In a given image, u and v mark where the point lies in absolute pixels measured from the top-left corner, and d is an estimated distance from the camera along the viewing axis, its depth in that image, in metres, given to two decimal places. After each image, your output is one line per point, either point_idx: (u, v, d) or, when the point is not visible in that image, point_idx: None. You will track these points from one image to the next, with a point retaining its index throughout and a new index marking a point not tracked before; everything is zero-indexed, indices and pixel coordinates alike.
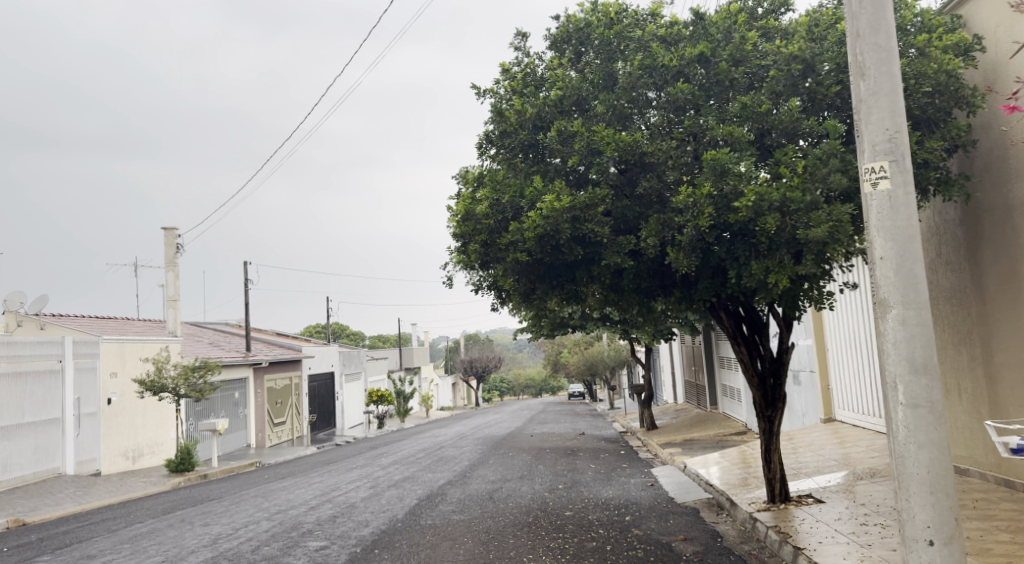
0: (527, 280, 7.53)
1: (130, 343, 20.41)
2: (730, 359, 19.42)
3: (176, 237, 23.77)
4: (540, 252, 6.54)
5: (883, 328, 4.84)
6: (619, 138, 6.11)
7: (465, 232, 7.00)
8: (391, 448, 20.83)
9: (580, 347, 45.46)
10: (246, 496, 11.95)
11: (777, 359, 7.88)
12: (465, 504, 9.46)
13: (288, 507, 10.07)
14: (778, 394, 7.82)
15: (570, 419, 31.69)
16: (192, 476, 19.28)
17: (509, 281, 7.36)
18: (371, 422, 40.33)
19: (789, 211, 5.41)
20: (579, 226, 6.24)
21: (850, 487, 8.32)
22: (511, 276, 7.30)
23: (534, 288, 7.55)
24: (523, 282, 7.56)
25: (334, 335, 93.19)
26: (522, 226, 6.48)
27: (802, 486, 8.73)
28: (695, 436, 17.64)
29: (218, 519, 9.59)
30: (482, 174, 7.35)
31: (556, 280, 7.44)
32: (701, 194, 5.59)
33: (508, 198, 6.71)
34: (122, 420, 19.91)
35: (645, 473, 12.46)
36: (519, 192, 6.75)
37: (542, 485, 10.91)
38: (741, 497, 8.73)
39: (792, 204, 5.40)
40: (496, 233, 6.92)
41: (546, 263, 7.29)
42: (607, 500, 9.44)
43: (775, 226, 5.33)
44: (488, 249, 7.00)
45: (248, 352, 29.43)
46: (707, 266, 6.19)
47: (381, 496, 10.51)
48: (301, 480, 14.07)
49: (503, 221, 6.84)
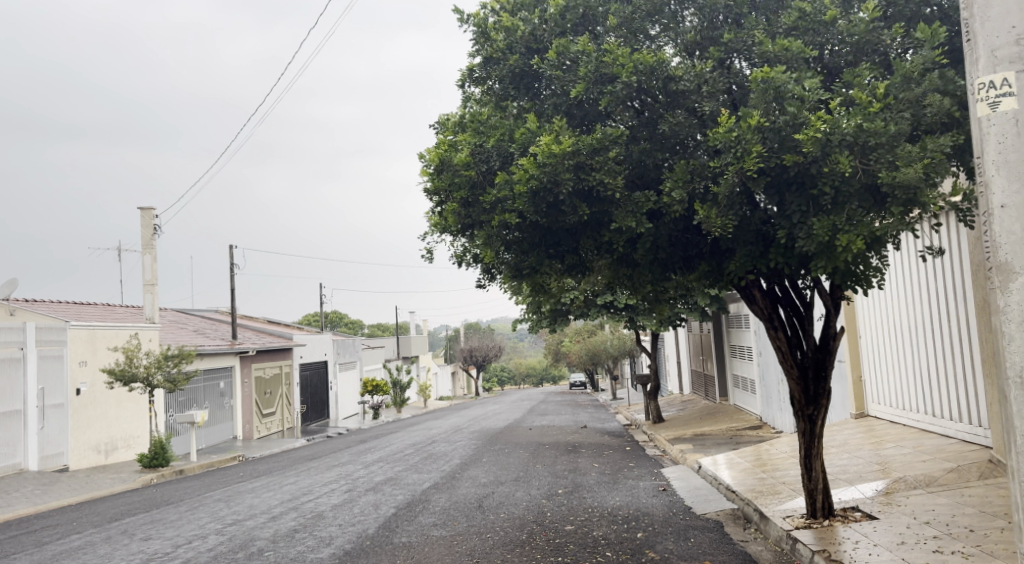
0: (519, 251, 6.23)
1: (101, 330, 19.10)
2: (743, 348, 18.09)
3: (153, 217, 22.41)
4: (534, 215, 5.15)
5: (1000, 307, 3.15)
6: (640, 59, 4.89)
7: (438, 188, 5.66)
8: (380, 443, 19.57)
9: (582, 336, 44.20)
10: (205, 501, 10.61)
11: (821, 348, 6.51)
12: (450, 515, 8.16)
13: (243, 518, 8.73)
14: (821, 389, 6.47)
15: (572, 410, 30.47)
16: (166, 472, 18.03)
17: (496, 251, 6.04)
18: (366, 413, 39.13)
19: (867, 150, 4.22)
20: (582, 176, 4.94)
21: (904, 499, 6.96)
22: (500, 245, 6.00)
23: (527, 261, 6.25)
24: (514, 254, 6.26)
25: (332, 323, 91.97)
26: (511, 179, 5.19)
27: (844, 495, 7.37)
28: (706, 431, 16.33)
29: (160, 532, 8.26)
30: (465, 119, 6.07)
31: (554, 248, 6.17)
32: (749, 127, 4.40)
33: (494, 143, 5.47)
34: (93, 412, 18.64)
35: (655, 474, 11.12)
36: (507, 135, 5.52)
37: (539, 490, 9.59)
38: (772, 509, 7.39)
39: (871, 140, 4.19)
40: (479, 190, 5.61)
41: (543, 227, 6.01)
42: (614, 511, 8.12)
43: (849, 167, 4.16)
44: (470, 209, 5.56)
45: (234, 340, 28.15)
46: (746, 228, 4.95)
47: (353, 503, 9.18)
48: (275, 479, 12.77)
49: (488, 173, 5.55)
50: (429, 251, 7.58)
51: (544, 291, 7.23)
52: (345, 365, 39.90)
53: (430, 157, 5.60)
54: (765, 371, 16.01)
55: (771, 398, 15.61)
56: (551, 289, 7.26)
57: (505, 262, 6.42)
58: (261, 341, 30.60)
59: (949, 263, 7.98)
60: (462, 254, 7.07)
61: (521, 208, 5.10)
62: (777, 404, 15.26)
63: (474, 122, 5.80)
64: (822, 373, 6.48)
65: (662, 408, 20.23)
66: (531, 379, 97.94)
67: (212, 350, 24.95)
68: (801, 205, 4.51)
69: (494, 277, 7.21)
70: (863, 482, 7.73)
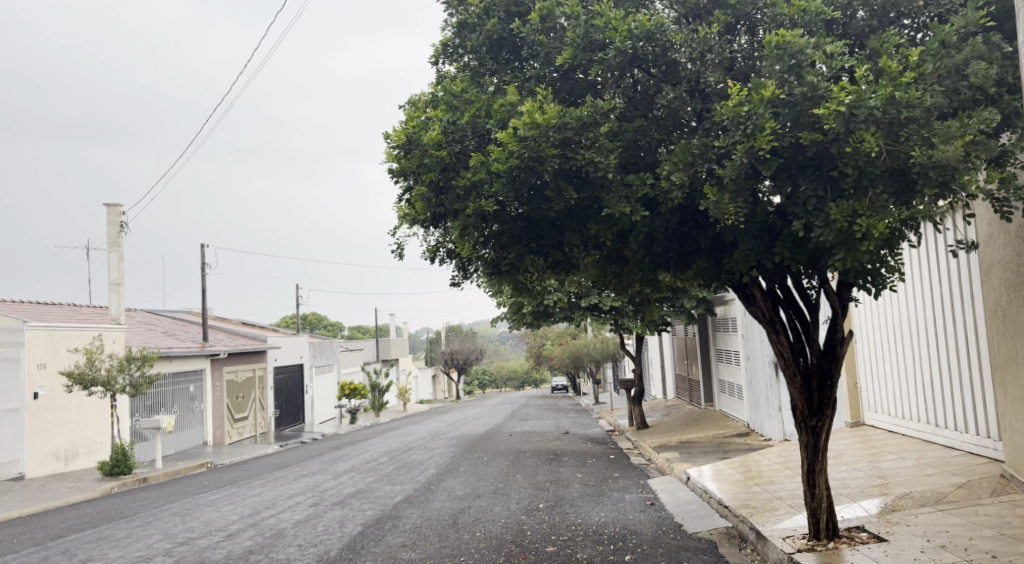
0: (497, 246, 5.64)
1: (61, 331, 18.19)
2: (729, 353, 17.62)
3: (119, 214, 21.51)
4: (515, 199, 4.94)
5: None
6: (637, 22, 4.80)
7: (407, 168, 5.40)
8: (355, 450, 18.82)
9: (564, 340, 43.69)
10: (159, 515, 9.87)
11: (827, 354, 5.94)
12: (421, 535, 7.48)
13: (197, 536, 8.01)
14: (827, 399, 5.89)
15: (553, 415, 29.89)
16: (128, 480, 17.16)
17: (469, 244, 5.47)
18: (343, 417, 38.29)
19: (898, 124, 3.89)
20: (571, 154, 4.70)
21: (912, 517, 6.43)
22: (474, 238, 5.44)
23: (507, 258, 5.68)
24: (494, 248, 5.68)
25: (311, 325, 90.76)
26: (486, 160, 4.99)
27: (847, 513, 6.82)
28: (692, 438, 15.81)
29: (104, 553, 7.53)
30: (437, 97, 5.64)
31: (537, 241, 5.54)
32: (761, 99, 4.05)
33: (467, 119, 5.25)
34: (52, 417, 17.73)
35: (641, 485, 10.54)
36: (483, 113, 5.31)
37: (518, 504, 8.97)
38: (770, 528, 6.81)
39: (901, 114, 3.87)
40: (452, 173, 5.28)
41: (525, 218, 5.42)
42: (598, 528, 7.52)
43: (875, 143, 3.77)
44: (443, 194, 5.33)
45: (205, 342, 27.24)
46: (754, 218, 4.48)
47: (318, 519, 8.50)
48: (239, 491, 12.04)
49: (463, 154, 5.23)
50: (399, 246, 6.92)
51: (525, 289, 6.61)
52: (321, 368, 39.02)
53: (397, 135, 5.37)
54: (753, 376, 15.52)
55: (759, 404, 15.11)
56: (531, 285, 6.61)
57: (483, 257, 5.85)
58: (233, 343, 29.71)
59: (928, 255, 8.08)
60: (434, 248, 6.44)
61: (499, 189, 4.89)
62: (765, 411, 14.77)
63: (447, 95, 5.60)
64: (827, 382, 5.91)
65: (645, 414, 19.69)
66: (512, 383, 97.33)
67: (181, 353, 24.08)
68: (816, 188, 4.06)
69: (471, 274, 6.55)
70: (866, 498, 7.20)
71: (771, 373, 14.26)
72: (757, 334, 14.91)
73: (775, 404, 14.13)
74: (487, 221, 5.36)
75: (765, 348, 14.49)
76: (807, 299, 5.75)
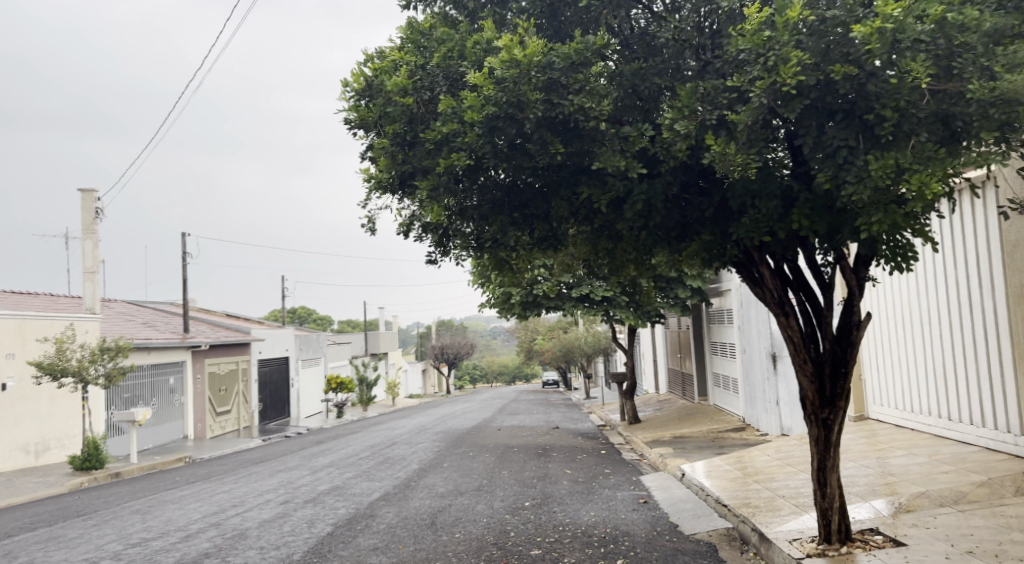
0: (476, 215, 5.46)
1: (31, 319, 17.47)
2: (724, 345, 17.10)
3: (95, 199, 20.77)
4: (491, 159, 4.88)
5: None
6: None
7: (370, 119, 5.44)
8: (337, 444, 18.19)
9: (555, 333, 43.12)
10: (118, 513, 9.25)
11: (841, 338, 5.37)
12: (395, 536, 6.88)
13: (153, 536, 7.39)
14: (840, 389, 5.33)
15: (543, 409, 29.32)
16: (99, 475, 16.47)
17: (437, 207, 5.14)
18: (330, 411, 37.62)
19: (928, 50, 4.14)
20: (556, 101, 4.75)
21: (929, 519, 5.87)
22: (439, 201, 5.14)
23: (489, 230, 5.48)
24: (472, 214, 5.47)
25: (300, 319, 89.81)
26: (456, 106, 4.90)
27: (858, 514, 6.26)
28: (685, 433, 15.27)
29: (48, 555, 6.91)
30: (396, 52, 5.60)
31: (519, 210, 5.38)
32: (786, 24, 4.24)
33: (438, 60, 5.31)
34: (21, 409, 17.01)
35: (632, 482, 9.98)
36: (453, 55, 5.37)
37: (502, 502, 8.40)
38: (774, 530, 6.24)
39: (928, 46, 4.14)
40: (422, 124, 5.28)
41: (505, 185, 5.24)
42: (587, 529, 6.94)
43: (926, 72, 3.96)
44: (412, 150, 5.32)
45: (186, 333, 26.54)
46: (776, 188, 4.39)
47: (286, 518, 7.90)
48: (210, 486, 11.41)
49: (426, 106, 5.22)
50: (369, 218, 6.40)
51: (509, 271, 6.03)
52: (307, 361, 38.29)
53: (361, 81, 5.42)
54: (748, 369, 14.99)
55: (754, 398, 14.58)
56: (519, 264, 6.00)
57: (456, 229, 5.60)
58: (216, 335, 28.98)
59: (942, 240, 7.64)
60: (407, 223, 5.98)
61: (472, 139, 4.83)
62: (761, 405, 14.25)
63: (417, 40, 5.63)
64: (841, 369, 5.34)
65: (637, 409, 19.14)
66: (503, 377, 96.81)
67: (160, 344, 23.38)
68: (845, 134, 4.19)
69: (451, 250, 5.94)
70: (873, 496, 6.67)
71: (768, 365, 13.72)
72: (753, 324, 14.38)
73: (772, 398, 13.59)
74: (458, 184, 5.19)
75: (761, 339, 13.94)
76: (820, 278, 5.21)
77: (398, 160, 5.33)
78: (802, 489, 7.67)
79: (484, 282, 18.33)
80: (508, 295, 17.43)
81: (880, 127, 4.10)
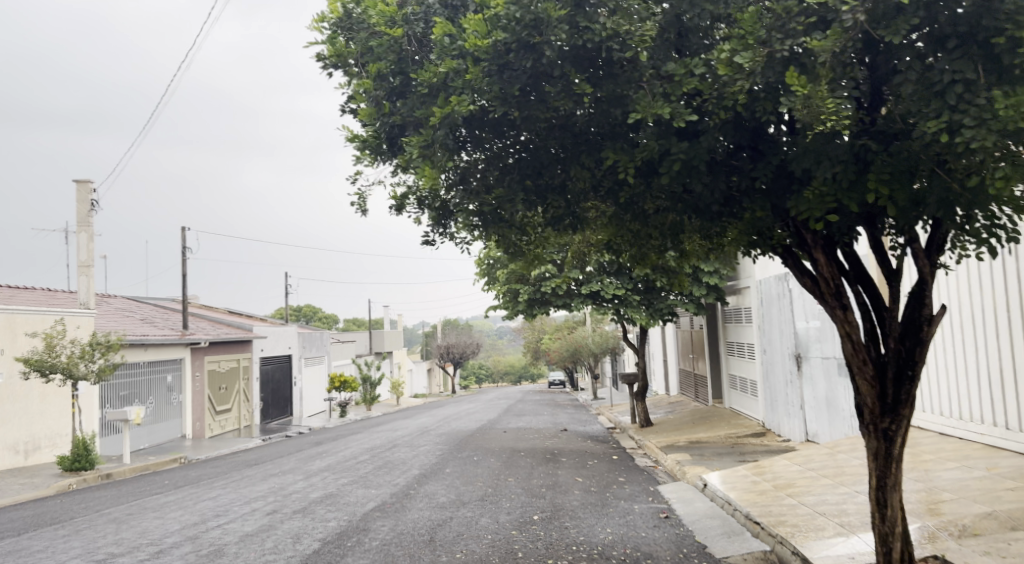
0: (489, 178, 5.25)
1: (21, 314, 16.81)
2: (741, 345, 16.29)
3: (90, 190, 20.11)
4: (500, 100, 4.80)
5: None
6: None
7: (347, 55, 5.42)
8: (337, 446, 17.46)
9: (562, 333, 42.36)
10: (93, 522, 8.54)
11: (907, 335, 4.60)
12: (388, 555, 6.11)
13: (122, 552, 6.66)
14: (905, 394, 4.55)
15: (551, 410, 28.56)
16: (89, 476, 15.77)
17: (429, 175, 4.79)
18: (333, 411, 36.98)
19: None
20: (582, 26, 4.52)
21: (1002, 545, 5.07)
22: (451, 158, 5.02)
23: (495, 200, 5.17)
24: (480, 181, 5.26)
25: (306, 317, 89.40)
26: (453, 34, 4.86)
27: (913, 537, 5.47)
28: (701, 437, 14.48)
29: None
30: None
31: (534, 171, 5.18)
32: None
33: None
34: (9, 408, 16.34)
35: (649, 492, 9.20)
36: None
37: (509, 515, 7.65)
38: (819, 555, 5.45)
39: None
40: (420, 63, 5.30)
41: (529, 151, 5.12)
42: (604, 551, 6.17)
43: None
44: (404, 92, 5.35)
45: (185, 330, 25.89)
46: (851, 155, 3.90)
47: (271, 533, 7.16)
48: (197, 492, 10.69)
49: (415, 37, 5.26)
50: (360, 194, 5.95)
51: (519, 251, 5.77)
52: (311, 360, 37.64)
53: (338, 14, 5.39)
54: (769, 370, 14.20)
55: (775, 401, 13.81)
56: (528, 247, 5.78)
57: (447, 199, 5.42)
58: (216, 332, 28.31)
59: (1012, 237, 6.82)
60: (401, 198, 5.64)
61: (474, 79, 4.73)
62: (783, 408, 13.46)
63: None
64: (906, 371, 4.56)
65: (649, 411, 18.35)
66: (509, 377, 96.17)
67: (156, 340, 22.74)
68: (961, 63, 3.62)
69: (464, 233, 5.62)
70: (929, 516, 5.87)
71: (792, 367, 12.92)
72: (775, 323, 13.59)
73: (796, 401, 12.81)
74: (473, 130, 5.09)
75: (785, 339, 13.14)
76: (886, 264, 4.45)
77: (388, 111, 5.35)
78: (843, 505, 6.88)
79: (491, 279, 17.72)
80: (516, 291, 16.78)
81: (1016, 55, 3.53)
